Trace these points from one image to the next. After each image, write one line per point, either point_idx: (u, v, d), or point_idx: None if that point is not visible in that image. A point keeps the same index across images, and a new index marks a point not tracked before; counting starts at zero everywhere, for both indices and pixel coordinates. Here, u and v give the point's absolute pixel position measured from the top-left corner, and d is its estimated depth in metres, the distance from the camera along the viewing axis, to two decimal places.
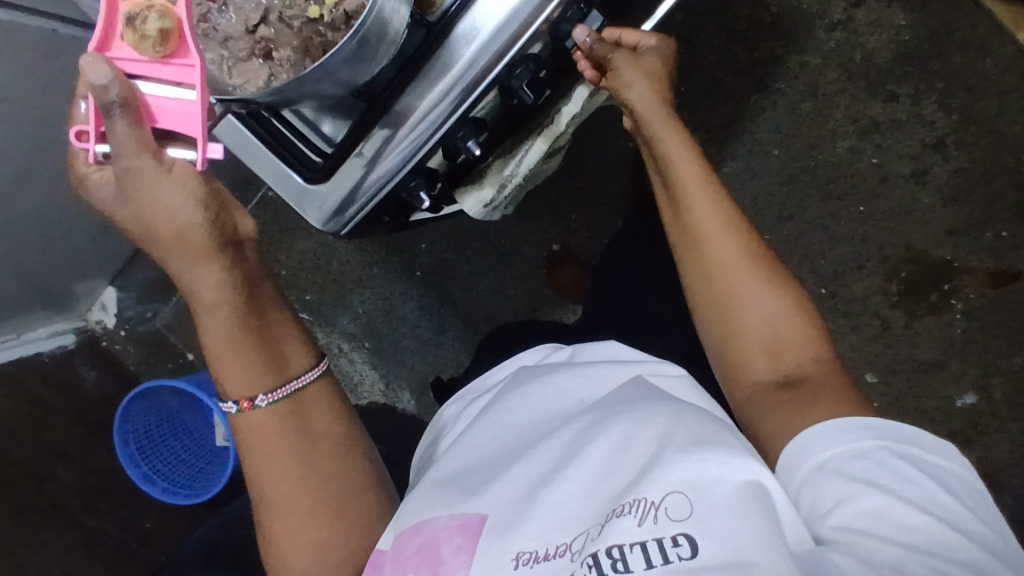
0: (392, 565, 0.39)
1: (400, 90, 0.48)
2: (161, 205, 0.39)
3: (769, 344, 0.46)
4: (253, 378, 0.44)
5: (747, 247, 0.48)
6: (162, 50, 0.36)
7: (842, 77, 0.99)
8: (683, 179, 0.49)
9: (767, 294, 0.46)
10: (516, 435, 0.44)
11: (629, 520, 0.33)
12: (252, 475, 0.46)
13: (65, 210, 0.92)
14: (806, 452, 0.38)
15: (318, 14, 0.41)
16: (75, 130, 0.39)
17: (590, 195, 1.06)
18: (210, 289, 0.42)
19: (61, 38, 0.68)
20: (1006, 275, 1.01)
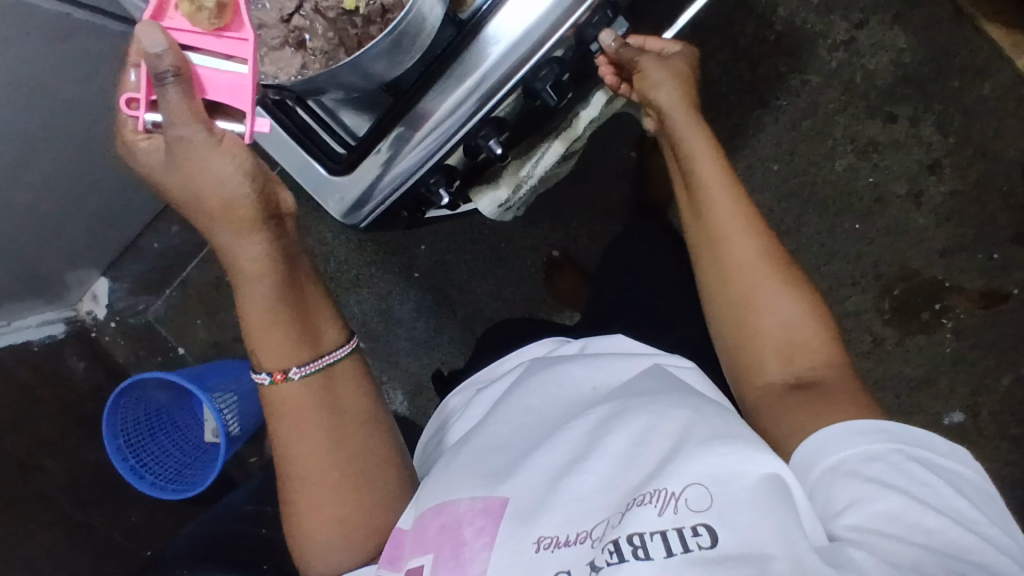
0: (415, 547, 0.39)
1: (426, 87, 0.48)
2: (210, 175, 0.40)
3: (783, 346, 0.46)
4: (286, 351, 0.44)
5: (766, 249, 0.48)
6: (216, 22, 0.38)
7: (844, 96, 1.01)
8: (705, 180, 0.50)
9: (785, 297, 0.47)
10: (533, 423, 0.44)
11: (649, 509, 0.33)
12: (278, 444, 0.46)
13: (64, 198, 0.91)
14: (822, 448, 0.39)
15: (354, 6, 0.41)
16: (126, 98, 0.40)
17: (591, 202, 1.07)
18: (253, 260, 0.42)
19: (71, 23, 0.68)
20: (997, 295, 1.03)
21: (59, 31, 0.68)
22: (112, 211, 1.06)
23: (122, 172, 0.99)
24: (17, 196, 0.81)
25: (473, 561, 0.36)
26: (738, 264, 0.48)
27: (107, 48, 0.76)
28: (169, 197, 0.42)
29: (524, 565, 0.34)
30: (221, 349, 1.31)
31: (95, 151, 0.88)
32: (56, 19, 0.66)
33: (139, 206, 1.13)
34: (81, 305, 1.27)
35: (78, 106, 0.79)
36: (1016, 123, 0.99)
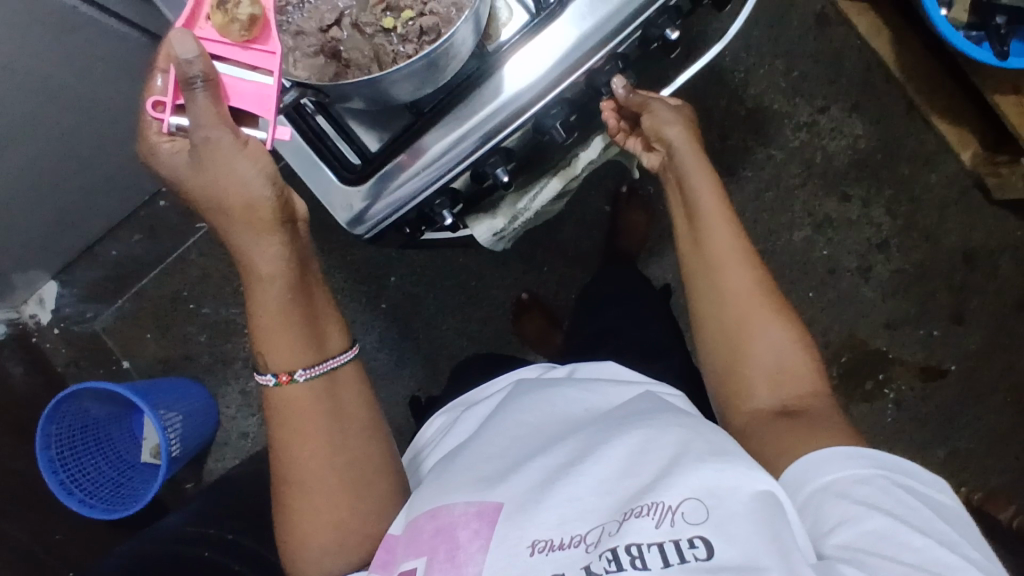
0: (409, 549, 0.39)
1: (448, 109, 0.51)
2: (233, 177, 0.40)
3: (775, 377, 0.49)
4: (294, 353, 0.44)
5: (760, 285, 0.52)
6: (245, 34, 0.39)
7: (804, 173, 1.09)
8: (707, 220, 0.53)
9: (779, 331, 0.50)
10: (527, 436, 0.45)
11: (647, 521, 0.34)
12: (278, 446, 0.46)
13: (31, 191, 0.88)
14: (808, 472, 0.41)
15: (392, 25, 0.44)
16: (152, 100, 0.40)
17: (564, 250, 1.11)
18: (268, 261, 0.42)
19: (77, 16, 0.68)
20: (935, 370, 1.10)
21: (61, 22, 0.67)
22: (74, 214, 1.03)
23: (94, 175, 0.97)
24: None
25: (468, 564, 0.36)
26: (734, 297, 0.51)
27: (104, 48, 0.76)
28: (188, 196, 0.42)
29: (519, 569, 0.35)
30: (170, 365, 1.31)
31: (71, 151, 0.87)
32: (60, 11, 0.65)
33: (103, 212, 1.10)
34: (24, 307, 1.23)
35: (63, 101, 0.78)
36: (958, 212, 1.09)
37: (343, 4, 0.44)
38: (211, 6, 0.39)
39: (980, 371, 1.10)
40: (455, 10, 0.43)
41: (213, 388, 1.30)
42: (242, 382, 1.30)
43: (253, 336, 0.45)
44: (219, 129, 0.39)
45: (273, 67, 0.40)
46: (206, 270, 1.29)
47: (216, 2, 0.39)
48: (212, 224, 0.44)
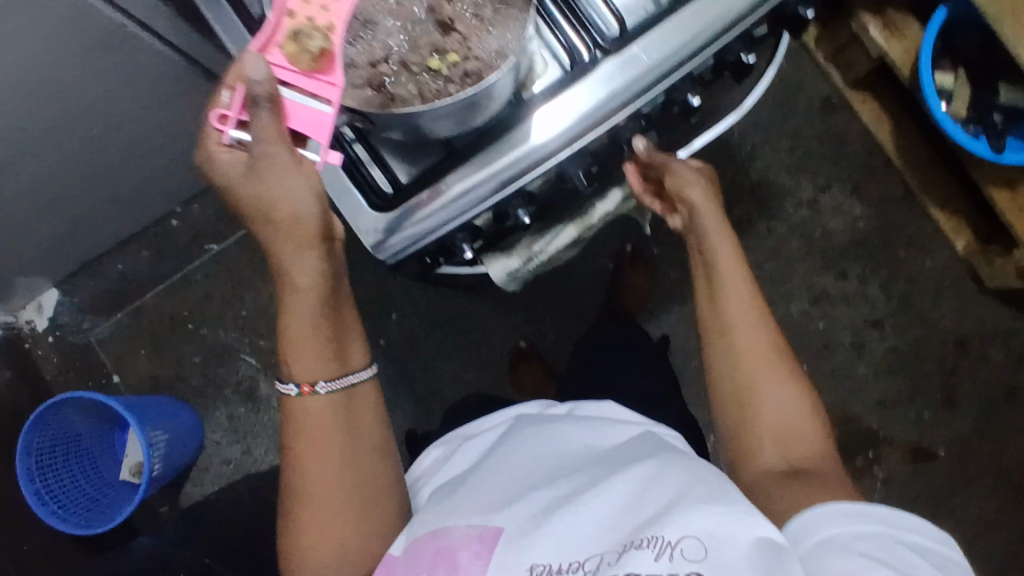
0: (409, 567, 0.40)
1: (480, 148, 0.53)
2: (286, 191, 0.42)
3: (782, 436, 0.51)
4: (318, 367, 0.46)
5: (772, 347, 0.53)
6: (313, 64, 0.42)
7: (804, 248, 1.13)
8: (720, 279, 0.55)
9: (787, 390, 0.52)
10: (528, 468, 0.46)
11: (647, 553, 0.35)
12: (292, 456, 0.47)
13: (49, 200, 0.90)
14: (811, 524, 0.42)
15: (437, 66, 0.46)
16: (217, 112, 0.41)
17: (566, 302, 1.13)
18: (305, 274, 0.44)
19: (123, 35, 0.71)
20: (925, 452, 1.11)
21: (109, 40, 0.70)
22: (84, 227, 1.05)
23: (110, 190, 0.99)
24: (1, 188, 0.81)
25: None
26: (746, 357, 0.53)
27: (144, 69, 0.79)
28: (234, 203, 0.44)
29: None
30: (159, 383, 1.29)
31: (91, 164, 0.89)
32: (112, 30, 0.68)
33: (114, 227, 1.11)
34: (22, 313, 1.21)
35: (95, 115, 0.80)
36: (951, 297, 1.12)
37: (393, 44, 0.47)
38: (285, 35, 0.42)
39: (970, 457, 1.11)
40: (497, 57, 0.46)
41: (201, 410, 1.29)
42: (231, 407, 1.29)
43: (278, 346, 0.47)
44: (279, 148, 0.41)
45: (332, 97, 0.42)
46: (208, 291, 1.30)
47: (291, 32, 0.42)
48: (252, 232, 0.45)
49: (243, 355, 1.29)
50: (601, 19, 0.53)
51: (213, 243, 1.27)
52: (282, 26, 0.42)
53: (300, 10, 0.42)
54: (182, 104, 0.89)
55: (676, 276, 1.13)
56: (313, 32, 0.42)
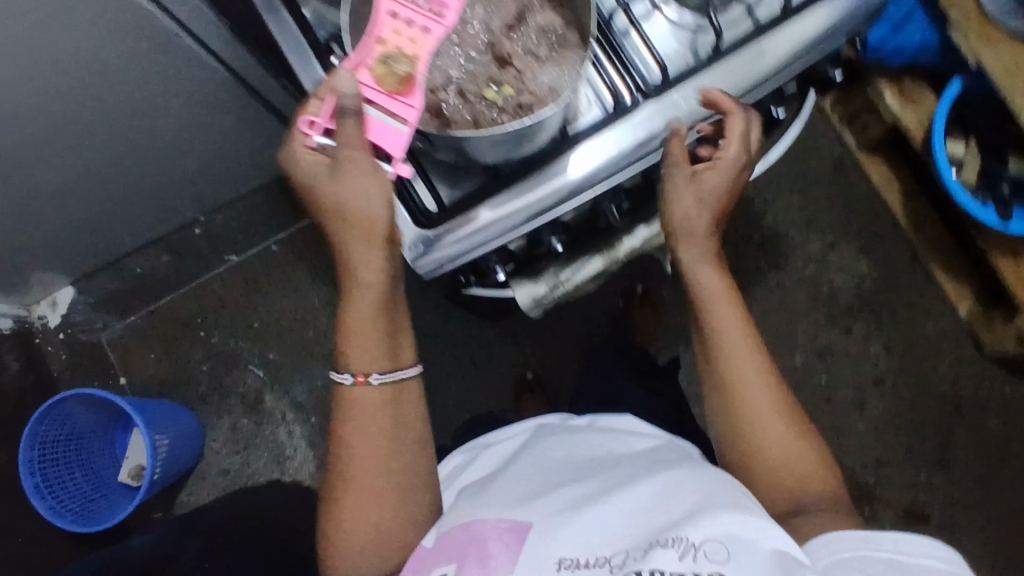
0: (438, 555, 0.42)
1: (523, 175, 0.55)
2: (362, 196, 0.48)
3: (780, 475, 0.55)
4: (372, 357, 0.51)
5: (765, 392, 0.57)
6: (397, 87, 0.45)
7: (810, 302, 1.15)
8: (719, 326, 0.58)
9: (784, 426, 0.56)
10: (553, 472, 0.49)
11: (670, 553, 0.36)
12: (341, 439, 0.52)
13: (80, 194, 0.93)
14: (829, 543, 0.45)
15: (493, 97, 0.50)
16: (307, 119, 0.47)
17: (574, 337, 1.15)
18: (370, 272, 0.50)
19: (181, 46, 0.74)
20: (920, 513, 1.12)
21: (170, 49, 0.74)
22: (110, 225, 1.07)
23: (140, 190, 1.02)
24: (38, 175, 0.84)
25: (498, 570, 0.39)
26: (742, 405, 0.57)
27: (196, 80, 0.83)
28: (315, 204, 0.51)
29: None
30: (164, 387, 1.30)
31: (126, 162, 0.92)
32: (170, 37, 0.72)
33: (139, 229, 1.13)
34: (35, 308, 1.24)
35: (140, 117, 0.83)
36: (952, 361, 1.14)
37: (453, 73, 0.50)
38: (375, 58, 0.45)
39: (964, 522, 1.12)
40: (551, 93, 0.50)
41: (203, 418, 1.29)
42: (233, 417, 1.29)
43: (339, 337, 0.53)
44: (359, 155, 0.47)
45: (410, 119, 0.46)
46: (223, 300, 1.31)
47: (381, 57, 0.45)
48: (328, 232, 0.52)
49: (252, 366, 1.30)
50: (642, 62, 0.56)
51: (232, 253, 1.30)
52: (373, 50, 0.45)
53: (390, 38, 0.45)
54: (222, 116, 0.93)
55: (685, 319, 1.15)
56: (402, 57, 0.45)
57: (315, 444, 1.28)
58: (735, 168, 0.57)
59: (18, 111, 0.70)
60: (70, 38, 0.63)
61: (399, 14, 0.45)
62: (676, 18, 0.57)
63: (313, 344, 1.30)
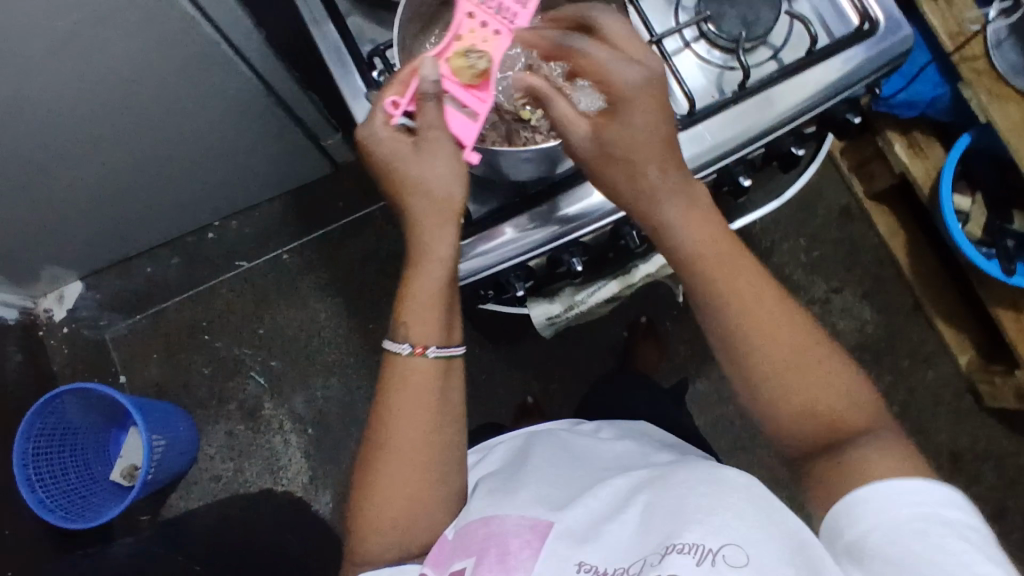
0: (461, 548, 0.48)
1: (549, 196, 0.56)
2: (440, 174, 0.49)
3: (811, 418, 0.47)
4: (433, 331, 0.51)
5: (776, 339, 0.47)
6: (473, 79, 0.49)
7: None
8: (710, 268, 0.49)
9: (822, 356, 0.48)
10: (573, 482, 0.53)
11: (688, 559, 0.38)
12: (385, 413, 0.51)
13: (101, 190, 0.94)
14: (886, 496, 0.41)
15: (527, 117, 0.54)
16: (390, 99, 0.49)
17: (577, 364, 1.16)
18: (441, 246, 0.50)
19: (220, 53, 0.77)
20: None
21: (208, 55, 0.76)
22: (127, 225, 1.09)
23: (161, 192, 1.04)
24: (64, 171, 0.86)
25: (519, 567, 0.45)
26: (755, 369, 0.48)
27: (230, 88, 0.85)
28: (385, 178, 0.51)
29: None
30: (164, 391, 1.26)
31: (151, 163, 0.94)
32: (209, 45, 0.74)
33: (154, 231, 1.16)
34: (42, 300, 1.25)
35: (171, 119, 0.85)
36: (949, 413, 1.15)
37: None
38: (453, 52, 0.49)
39: None
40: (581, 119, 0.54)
41: (201, 423, 1.26)
42: (231, 423, 1.26)
43: (395, 311, 0.52)
44: (438, 132, 0.48)
45: (480, 111, 0.49)
46: (231, 308, 1.28)
47: (459, 51, 0.49)
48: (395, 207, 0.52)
49: (252, 373, 1.27)
50: (672, 93, 0.58)
51: (243, 260, 1.27)
52: (452, 45, 0.49)
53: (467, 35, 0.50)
54: (249, 125, 0.95)
55: (687, 354, 1.16)
56: (480, 53, 0.49)
57: (311, 456, 1.24)
58: (639, 92, 0.47)
59: (56, 104, 0.72)
60: (118, 40, 0.66)
61: (476, 14, 0.50)
62: (704, 54, 0.59)
63: (316, 355, 1.26)
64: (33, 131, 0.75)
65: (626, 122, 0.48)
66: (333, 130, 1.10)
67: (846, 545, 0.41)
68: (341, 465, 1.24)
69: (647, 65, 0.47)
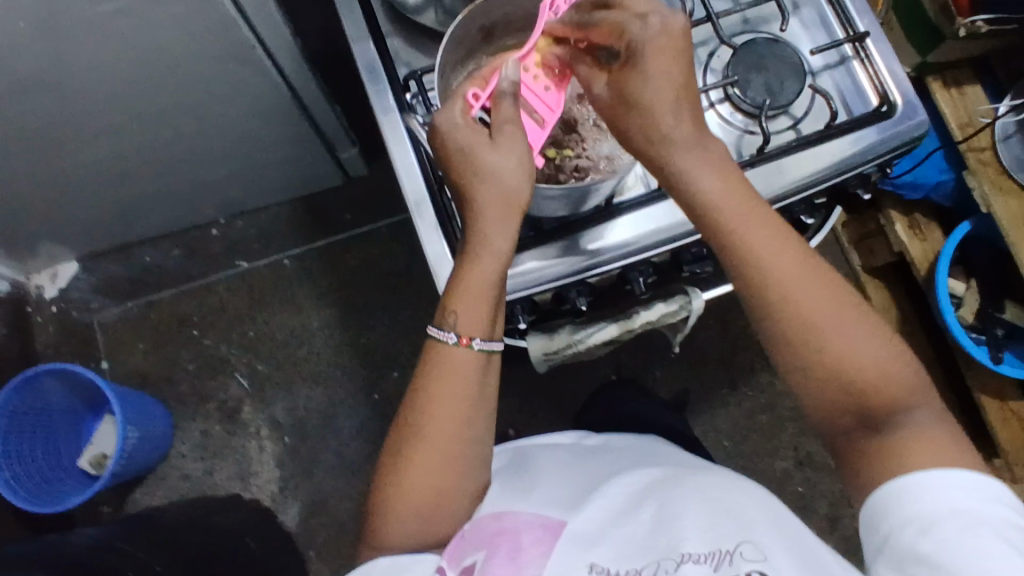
0: (471, 537, 0.50)
1: (562, 235, 0.57)
2: (510, 168, 0.50)
3: (848, 378, 0.47)
4: (479, 322, 0.52)
5: (803, 299, 0.47)
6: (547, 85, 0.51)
7: (798, 410, 1.17)
8: (732, 227, 0.48)
9: (850, 319, 0.48)
10: (588, 487, 0.54)
11: (705, 566, 0.41)
12: (420, 400, 0.53)
13: (111, 172, 0.95)
14: (921, 493, 0.43)
15: (552, 155, 0.55)
16: (472, 91, 0.50)
17: (562, 401, 1.16)
18: (500, 239, 0.51)
19: (251, 56, 0.77)
20: None
21: (240, 56, 0.77)
22: (134, 211, 1.09)
23: (173, 183, 1.04)
24: (77, 150, 0.86)
25: (529, 565, 0.45)
26: (788, 335, 0.48)
27: (255, 90, 0.86)
28: (456, 166, 0.51)
29: None
30: (145, 380, 1.25)
31: (167, 153, 0.94)
32: (243, 47, 0.75)
33: (159, 222, 1.16)
34: (34, 277, 1.24)
35: (191, 113, 0.86)
36: None
37: None
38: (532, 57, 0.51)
39: None
40: (606, 162, 0.55)
41: (177, 419, 1.24)
42: (207, 423, 1.24)
43: (444, 298, 0.53)
44: (513, 129, 0.50)
45: (548, 119, 0.52)
46: (223, 304, 1.27)
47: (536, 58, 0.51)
48: (459, 197, 0.52)
49: (235, 374, 1.25)
50: None
51: (243, 259, 1.27)
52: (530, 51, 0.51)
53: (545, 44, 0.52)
54: (266, 129, 0.96)
55: (673, 405, 1.16)
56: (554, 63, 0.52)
57: (283, 465, 1.21)
58: (651, 43, 0.49)
59: (82, 85, 0.73)
60: (158, 26, 0.67)
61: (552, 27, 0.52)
62: (727, 115, 0.61)
63: (302, 362, 1.25)
64: (59, 106, 0.76)
65: (647, 70, 0.49)
66: (350, 143, 1.11)
67: (889, 542, 0.43)
68: (314, 479, 1.21)
69: (662, 16, 0.49)
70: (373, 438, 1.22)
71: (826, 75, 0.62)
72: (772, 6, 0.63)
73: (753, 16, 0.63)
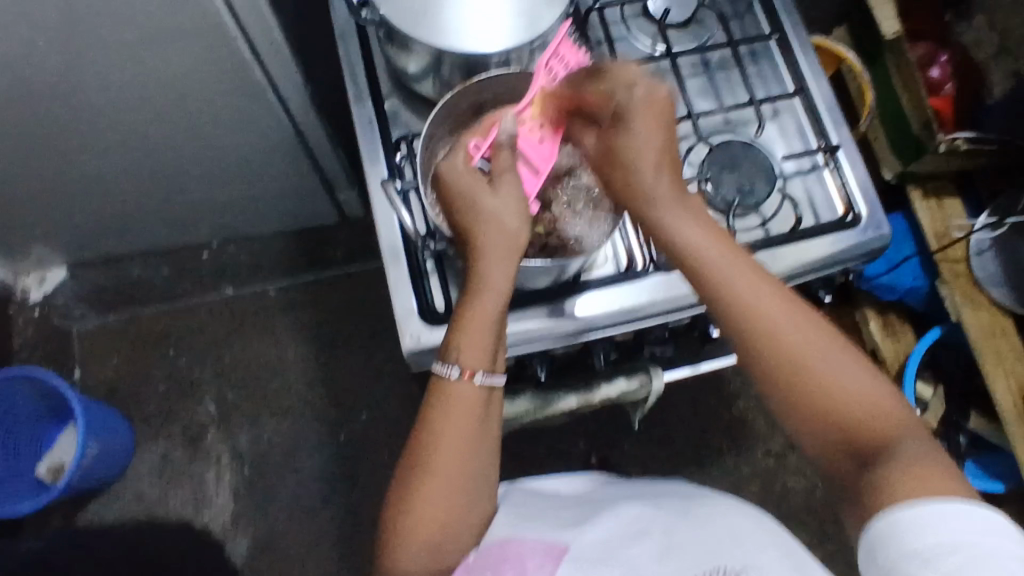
0: (479, 561, 0.51)
1: (527, 306, 0.59)
2: (508, 210, 0.53)
3: (837, 418, 0.45)
4: (481, 355, 0.52)
5: (780, 333, 0.47)
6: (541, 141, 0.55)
7: (760, 496, 1.16)
8: (711, 263, 0.49)
9: (836, 353, 0.46)
10: (595, 508, 0.56)
11: None
12: (427, 431, 0.53)
13: (108, 188, 0.97)
14: (932, 520, 0.38)
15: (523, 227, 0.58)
16: (472, 143, 0.55)
17: (524, 463, 1.15)
18: (500, 278, 0.52)
19: (259, 94, 0.82)
20: None
21: (249, 94, 0.81)
22: (128, 227, 1.12)
23: (167, 204, 1.06)
24: (78, 163, 0.89)
25: None
26: (769, 376, 0.47)
27: (259, 126, 0.89)
28: (456, 211, 0.53)
29: None
30: (114, 394, 1.25)
31: (166, 175, 0.97)
32: (254, 85, 0.79)
33: (152, 239, 1.18)
34: (24, 279, 1.23)
35: (195, 140, 0.89)
36: None
37: None
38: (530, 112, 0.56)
39: None
40: (576, 243, 0.57)
41: (139, 437, 1.23)
42: (168, 444, 1.23)
43: (448, 338, 0.53)
44: (509, 176, 0.53)
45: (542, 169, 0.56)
46: (203, 327, 1.28)
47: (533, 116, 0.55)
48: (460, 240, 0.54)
49: (205, 398, 1.25)
50: None
51: (230, 285, 1.29)
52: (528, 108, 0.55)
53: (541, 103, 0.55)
54: (265, 163, 0.99)
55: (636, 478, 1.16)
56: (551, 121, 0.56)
57: (237, 495, 1.20)
58: (637, 110, 0.52)
59: (94, 101, 0.77)
60: (175, 57, 0.71)
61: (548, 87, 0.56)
62: None
63: (273, 394, 1.25)
64: (68, 119, 0.79)
65: (630, 131, 0.52)
66: (350, 185, 1.14)
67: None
68: (266, 513, 1.19)
69: (648, 86, 0.53)
70: (332, 478, 1.20)
71: (798, 180, 0.64)
72: (752, 110, 0.67)
73: (734, 117, 0.67)
